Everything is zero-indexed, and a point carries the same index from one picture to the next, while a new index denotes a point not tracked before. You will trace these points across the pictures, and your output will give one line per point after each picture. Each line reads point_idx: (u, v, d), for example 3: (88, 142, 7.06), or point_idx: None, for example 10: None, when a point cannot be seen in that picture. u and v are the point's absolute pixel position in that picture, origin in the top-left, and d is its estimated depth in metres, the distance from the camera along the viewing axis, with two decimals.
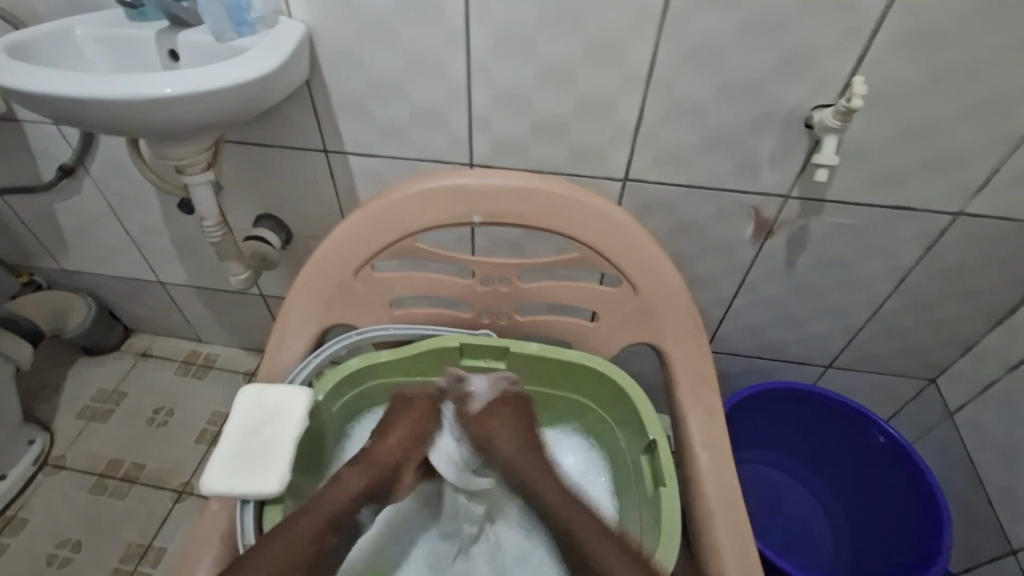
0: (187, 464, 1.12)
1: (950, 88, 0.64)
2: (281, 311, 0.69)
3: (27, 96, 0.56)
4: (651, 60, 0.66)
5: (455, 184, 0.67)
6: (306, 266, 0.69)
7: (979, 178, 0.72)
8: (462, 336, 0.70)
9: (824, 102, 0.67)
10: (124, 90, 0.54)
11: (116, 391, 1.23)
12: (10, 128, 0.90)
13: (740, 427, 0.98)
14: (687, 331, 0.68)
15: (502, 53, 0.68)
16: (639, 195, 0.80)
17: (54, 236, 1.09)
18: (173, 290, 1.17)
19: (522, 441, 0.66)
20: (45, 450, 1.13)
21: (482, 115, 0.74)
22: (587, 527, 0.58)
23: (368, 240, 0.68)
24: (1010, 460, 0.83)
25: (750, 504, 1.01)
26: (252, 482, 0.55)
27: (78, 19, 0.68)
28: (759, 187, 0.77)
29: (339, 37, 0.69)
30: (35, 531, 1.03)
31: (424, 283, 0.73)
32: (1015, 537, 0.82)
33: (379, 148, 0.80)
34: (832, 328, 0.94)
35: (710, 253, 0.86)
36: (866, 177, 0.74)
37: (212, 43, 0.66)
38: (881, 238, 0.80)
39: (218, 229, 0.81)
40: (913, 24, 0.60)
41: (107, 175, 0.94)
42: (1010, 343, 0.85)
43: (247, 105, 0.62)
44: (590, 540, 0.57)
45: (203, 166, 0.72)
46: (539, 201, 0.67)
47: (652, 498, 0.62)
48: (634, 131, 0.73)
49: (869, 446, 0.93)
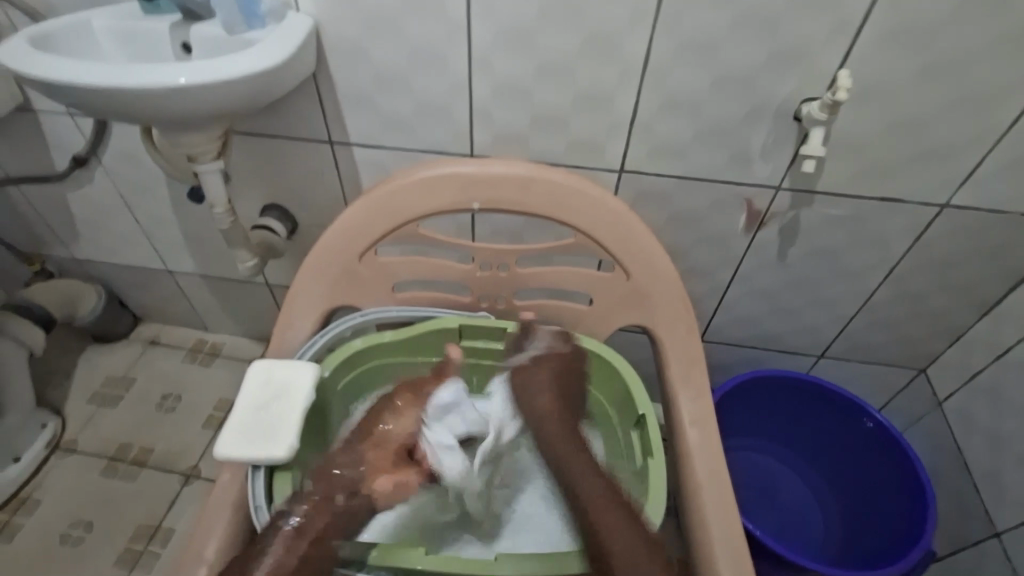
0: (195, 448, 1.16)
1: (933, 83, 0.67)
2: (288, 292, 0.72)
3: (48, 84, 0.59)
4: (647, 54, 0.69)
5: (457, 172, 0.70)
6: (312, 250, 0.72)
7: (963, 170, 0.74)
8: (461, 318, 0.73)
9: (813, 95, 0.70)
10: (141, 80, 0.57)
11: (125, 377, 1.26)
12: (26, 119, 0.93)
13: (733, 413, 1.00)
14: (678, 314, 0.71)
15: (501, 47, 0.70)
16: (635, 185, 0.82)
17: (66, 225, 1.12)
18: (181, 278, 1.20)
19: (552, 386, 0.71)
20: (57, 434, 1.16)
21: (483, 108, 0.77)
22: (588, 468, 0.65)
23: (372, 227, 0.71)
24: (994, 445, 0.86)
25: (743, 489, 1.03)
26: (259, 449, 0.58)
27: (94, 13, 0.71)
28: (751, 178, 0.79)
29: (344, 32, 0.71)
30: (48, 512, 1.06)
31: (425, 267, 0.75)
32: (998, 520, 0.84)
33: (383, 139, 0.82)
34: (823, 318, 0.97)
35: (704, 243, 0.89)
36: (854, 170, 0.76)
37: (223, 36, 0.68)
38: (871, 228, 0.82)
39: (227, 216, 0.83)
40: (898, 21, 0.62)
41: (119, 164, 0.97)
42: (997, 331, 0.87)
43: (257, 95, 0.64)
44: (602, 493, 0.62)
45: (213, 155, 0.75)
46: (537, 188, 0.70)
47: (642, 471, 0.65)
48: (630, 124, 0.75)
49: (858, 432, 0.95)
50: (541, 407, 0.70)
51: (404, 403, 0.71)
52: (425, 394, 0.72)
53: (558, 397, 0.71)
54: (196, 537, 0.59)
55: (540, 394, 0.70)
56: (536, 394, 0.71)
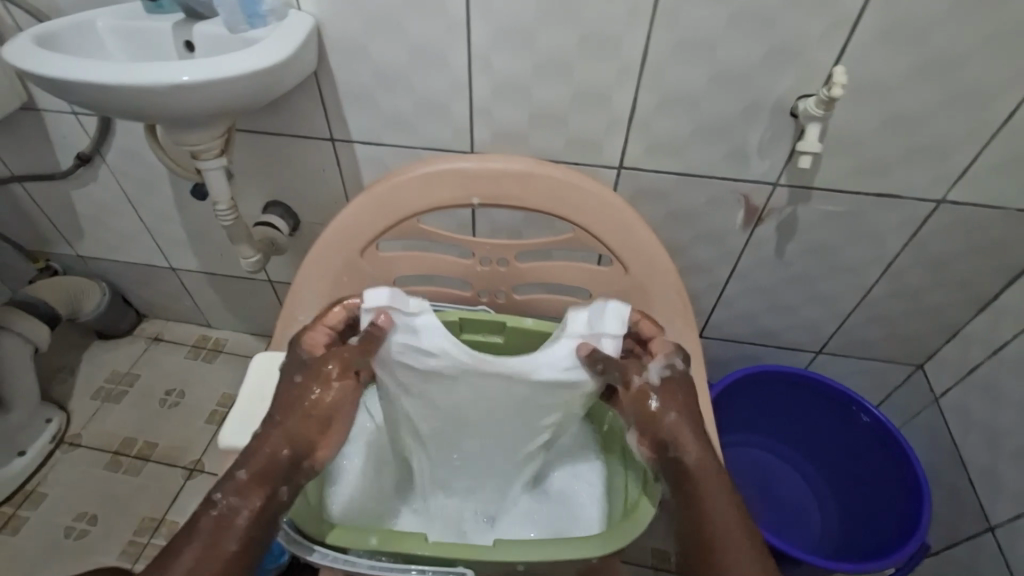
0: (198, 443, 1.17)
1: (928, 80, 0.67)
2: (291, 290, 0.73)
3: (53, 82, 0.60)
4: (644, 51, 0.69)
5: (457, 168, 0.71)
6: (314, 246, 0.73)
7: (959, 166, 0.74)
8: (461, 312, 0.74)
9: (808, 92, 0.70)
10: (145, 78, 0.58)
11: (129, 373, 1.28)
12: (30, 117, 0.94)
13: (731, 408, 1.01)
14: (677, 310, 0.72)
15: (501, 46, 0.71)
16: (633, 182, 0.83)
17: (70, 222, 1.13)
18: (184, 275, 1.21)
19: (687, 408, 0.61)
20: (62, 429, 1.17)
21: (483, 106, 0.77)
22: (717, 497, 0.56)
23: (373, 223, 0.72)
24: (990, 440, 0.86)
25: (739, 484, 1.04)
26: (235, 441, 0.61)
27: (98, 12, 0.72)
28: (748, 174, 0.80)
29: (346, 31, 0.72)
30: (53, 505, 1.08)
31: (426, 264, 0.77)
32: (993, 513, 0.85)
33: (384, 136, 0.83)
34: (820, 314, 0.97)
35: (702, 239, 0.89)
36: (851, 166, 0.77)
37: (225, 34, 0.69)
38: (867, 224, 0.83)
39: (230, 213, 0.84)
40: (892, 19, 0.63)
41: (123, 162, 0.98)
42: (993, 327, 0.88)
43: (259, 92, 0.65)
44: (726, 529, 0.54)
45: (216, 152, 0.76)
46: (535, 184, 0.71)
47: None
48: (628, 121, 0.76)
49: (854, 427, 0.96)
50: (681, 429, 0.60)
51: (336, 368, 0.62)
52: (377, 340, 0.66)
53: (696, 419, 0.61)
54: None
55: (676, 414, 0.61)
56: (669, 413, 0.61)
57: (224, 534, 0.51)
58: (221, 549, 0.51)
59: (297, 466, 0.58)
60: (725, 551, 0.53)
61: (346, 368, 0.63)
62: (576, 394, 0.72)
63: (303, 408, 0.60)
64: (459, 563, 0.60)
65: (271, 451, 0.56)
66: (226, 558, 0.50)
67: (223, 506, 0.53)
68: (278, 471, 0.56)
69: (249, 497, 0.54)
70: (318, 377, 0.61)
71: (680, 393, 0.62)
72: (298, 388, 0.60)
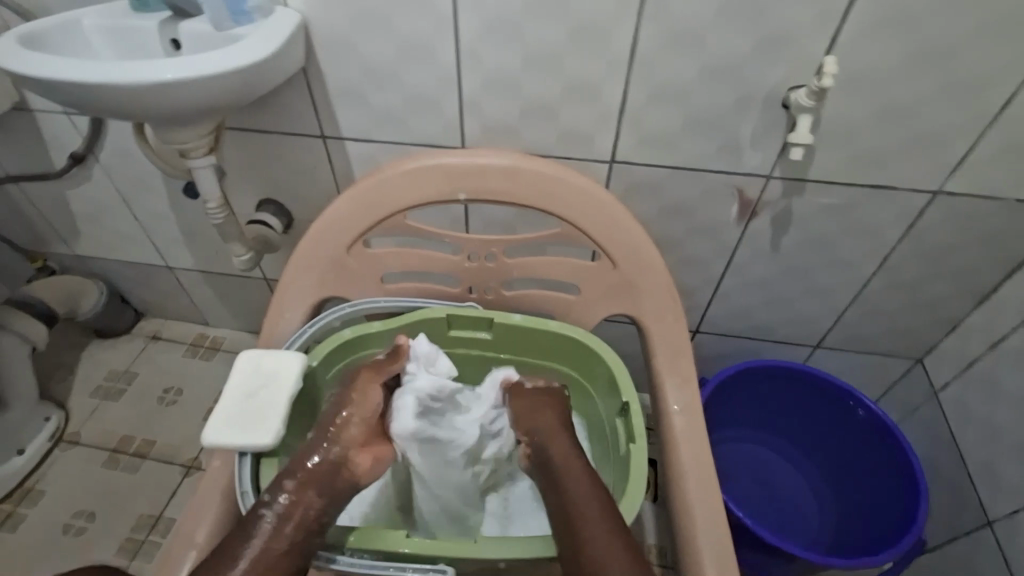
0: (195, 440, 1.17)
1: (923, 70, 0.66)
2: (278, 284, 0.76)
3: (38, 81, 0.60)
4: (633, 45, 0.69)
5: (442, 163, 0.73)
6: (302, 242, 0.75)
7: (956, 157, 0.73)
8: (449, 308, 0.77)
9: (801, 83, 0.69)
10: (130, 76, 0.58)
11: (127, 372, 1.28)
12: (23, 117, 0.94)
13: (722, 405, 1.01)
14: (664, 304, 0.75)
15: (489, 38, 0.70)
16: (626, 176, 0.82)
17: (66, 221, 1.14)
18: (181, 274, 1.21)
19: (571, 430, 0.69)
20: (61, 427, 1.18)
21: (472, 100, 0.77)
22: (577, 486, 0.61)
23: (361, 219, 0.74)
24: (990, 433, 0.85)
25: (734, 479, 1.04)
26: (253, 438, 0.61)
27: (86, 10, 0.72)
28: (742, 167, 0.79)
29: (333, 25, 0.71)
30: (51, 502, 1.09)
31: (415, 258, 0.79)
32: (993, 508, 0.84)
33: (373, 132, 0.83)
34: (818, 308, 0.96)
35: (695, 233, 0.89)
36: (844, 159, 0.76)
37: (210, 31, 0.69)
38: (862, 217, 0.82)
39: (220, 211, 0.84)
40: (885, 7, 0.62)
41: (116, 160, 0.98)
42: (994, 319, 0.86)
43: (248, 89, 0.65)
44: (581, 505, 0.59)
45: (204, 150, 0.76)
46: (521, 178, 0.73)
47: (625, 455, 0.69)
48: (619, 114, 0.75)
49: (850, 420, 0.96)
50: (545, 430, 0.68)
51: (365, 380, 0.70)
52: (386, 372, 0.71)
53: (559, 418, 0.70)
54: (184, 540, 0.61)
55: (547, 427, 0.68)
56: (538, 415, 0.69)
57: (296, 524, 0.57)
58: (274, 549, 0.55)
59: (338, 474, 0.63)
60: (582, 522, 0.57)
61: (366, 392, 0.69)
62: (568, 363, 0.79)
63: (351, 425, 0.67)
64: (441, 560, 0.60)
65: (329, 464, 0.63)
66: (291, 549, 0.56)
67: (274, 505, 0.57)
68: (322, 480, 0.61)
69: (298, 506, 0.58)
70: (357, 403, 0.68)
71: (546, 408, 0.70)
72: (343, 416, 0.67)
